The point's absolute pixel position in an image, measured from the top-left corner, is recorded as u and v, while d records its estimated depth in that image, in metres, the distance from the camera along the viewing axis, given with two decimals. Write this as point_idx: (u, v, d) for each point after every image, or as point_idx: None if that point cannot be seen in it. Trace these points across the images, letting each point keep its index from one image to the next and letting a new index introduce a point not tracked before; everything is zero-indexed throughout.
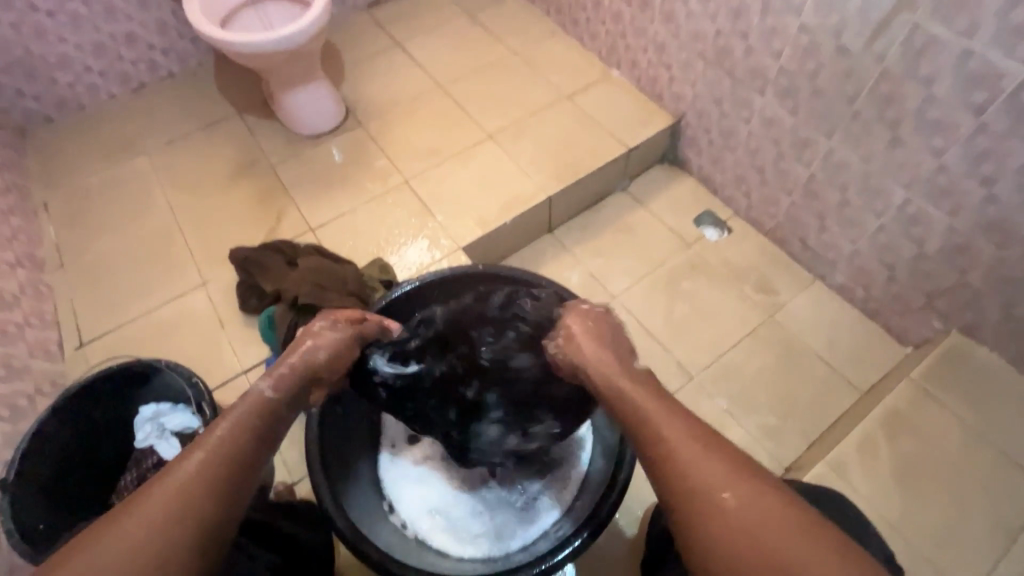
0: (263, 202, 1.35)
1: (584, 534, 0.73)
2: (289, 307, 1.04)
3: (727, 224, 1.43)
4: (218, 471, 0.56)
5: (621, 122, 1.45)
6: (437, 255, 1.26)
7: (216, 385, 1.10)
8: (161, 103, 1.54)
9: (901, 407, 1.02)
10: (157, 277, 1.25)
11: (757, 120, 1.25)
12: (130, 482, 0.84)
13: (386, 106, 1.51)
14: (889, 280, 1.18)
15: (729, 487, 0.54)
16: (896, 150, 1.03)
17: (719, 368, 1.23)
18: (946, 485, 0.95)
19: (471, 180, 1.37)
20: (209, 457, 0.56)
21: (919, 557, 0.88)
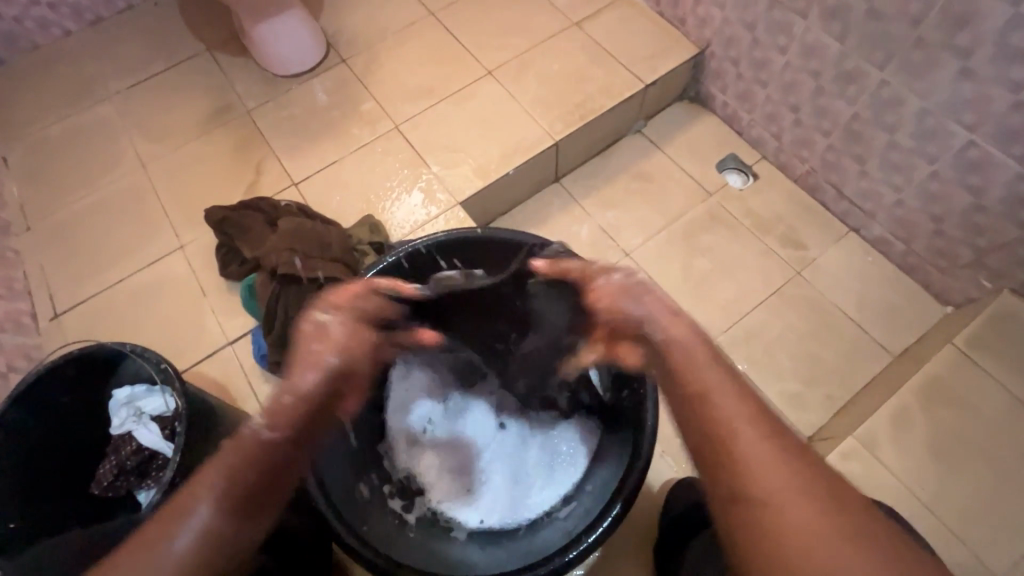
0: (240, 153, 1.22)
1: (613, 514, 0.67)
2: (271, 276, 0.97)
3: (753, 169, 1.29)
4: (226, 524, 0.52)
5: (637, 52, 1.28)
6: (434, 212, 1.15)
7: (200, 358, 1.03)
8: (120, 40, 1.37)
9: (939, 375, 0.93)
10: (131, 240, 1.15)
11: (796, 49, 1.09)
12: (108, 472, 0.79)
13: (372, 39, 1.34)
14: (935, 234, 1.06)
15: (792, 491, 0.48)
16: (964, 83, 0.88)
17: (739, 330, 1.15)
18: (986, 458, 0.88)
19: (469, 124, 1.23)
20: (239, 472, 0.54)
21: (949, 535, 0.83)
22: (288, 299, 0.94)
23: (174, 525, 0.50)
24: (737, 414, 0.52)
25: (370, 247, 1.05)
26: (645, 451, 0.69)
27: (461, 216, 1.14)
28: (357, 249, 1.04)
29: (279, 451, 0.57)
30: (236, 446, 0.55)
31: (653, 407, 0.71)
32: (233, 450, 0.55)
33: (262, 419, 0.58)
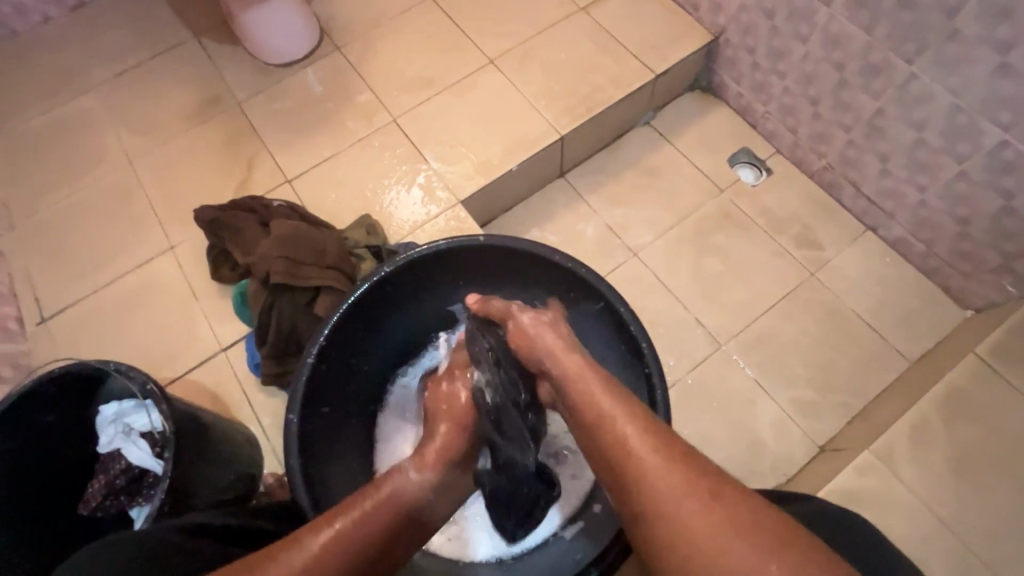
0: (231, 148, 1.17)
1: (613, 552, 0.69)
2: (263, 284, 0.93)
3: (767, 163, 1.24)
4: (374, 531, 0.54)
5: (647, 39, 1.21)
6: (434, 211, 1.10)
7: (193, 365, 0.99)
8: (103, 25, 1.31)
9: (962, 385, 0.89)
10: (118, 240, 1.10)
11: (817, 38, 1.02)
12: (97, 492, 0.76)
13: (367, 24, 1.27)
14: (960, 236, 1.01)
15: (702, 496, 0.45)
16: (1002, 80, 0.82)
17: (751, 334, 1.11)
18: (1010, 475, 0.84)
19: (471, 116, 1.17)
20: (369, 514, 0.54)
21: (971, 557, 0.79)
22: (281, 309, 0.91)
23: (323, 527, 0.51)
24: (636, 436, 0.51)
25: (367, 251, 1.01)
26: None
27: (462, 216, 1.09)
28: (354, 253, 1.00)
29: (422, 488, 0.61)
30: (394, 479, 0.59)
31: None
32: (389, 481, 0.59)
33: (410, 469, 0.62)
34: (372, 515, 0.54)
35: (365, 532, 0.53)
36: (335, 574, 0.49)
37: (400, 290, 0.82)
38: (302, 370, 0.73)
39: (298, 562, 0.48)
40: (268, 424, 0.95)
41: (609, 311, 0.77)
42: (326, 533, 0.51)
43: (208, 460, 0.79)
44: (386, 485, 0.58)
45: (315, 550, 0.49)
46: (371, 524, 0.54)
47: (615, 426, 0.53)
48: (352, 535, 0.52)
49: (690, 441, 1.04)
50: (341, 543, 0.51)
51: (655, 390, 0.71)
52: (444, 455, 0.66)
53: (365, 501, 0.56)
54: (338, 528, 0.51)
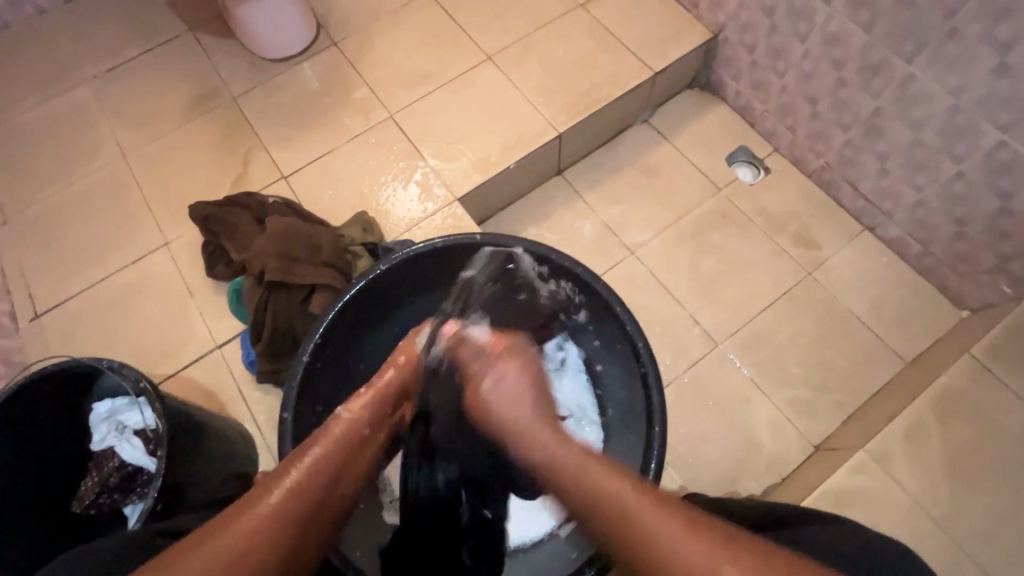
0: (226, 144, 1.16)
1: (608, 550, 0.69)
2: (258, 281, 0.93)
3: (765, 162, 1.23)
4: (323, 481, 0.55)
5: (646, 36, 1.21)
6: (431, 208, 1.09)
7: (187, 362, 0.99)
8: (97, 18, 1.29)
9: (957, 386, 0.89)
10: (112, 236, 1.09)
11: (817, 37, 1.02)
12: (91, 489, 0.76)
13: (364, 20, 1.26)
14: (957, 237, 1.01)
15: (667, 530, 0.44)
16: (1001, 80, 0.82)
17: (747, 333, 1.11)
18: (1003, 475, 0.84)
19: (468, 113, 1.16)
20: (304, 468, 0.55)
21: (965, 557, 0.79)
22: (276, 306, 0.91)
23: (261, 494, 0.51)
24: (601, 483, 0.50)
25: (363, 248, 1.00)
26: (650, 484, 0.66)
27: (459, 213, 1.09)
28: (350, 250, 0.99)
29: (361, 428, 0.63)
30: (333, 427, 0.61)
31: (660, 439, 0.68)
32: (327, 431, 0.60)
33: (342, 411, 0.64)
34: (311, 470, 0.55)
35: (313, 483, 0.54)
36: (288, 530, 0.50)
37: (398, 288, 0.82)
38: (296, 368, 0.72)
39: (247, 526, 0.48)
40: (262, 421, 0.95)
41: (607, 310, 0.77)
42: (274, 495, 0.51)
43: (201, 458, 0.78)
44: (327, 436, 0.60)
45: (264, 513, 0.49)
46: (317, 475, 0.55)
47: (615, 493, 0.49)
48: (300, 489, 0.53)
49: (686, 440, 1.04)
50: (291, 497, 0.52)
51: (651, 390, 0.71)
52: (382, 394, 0.68)
53: (309, 454, 0.57)
54: (277, 490, 0.52)
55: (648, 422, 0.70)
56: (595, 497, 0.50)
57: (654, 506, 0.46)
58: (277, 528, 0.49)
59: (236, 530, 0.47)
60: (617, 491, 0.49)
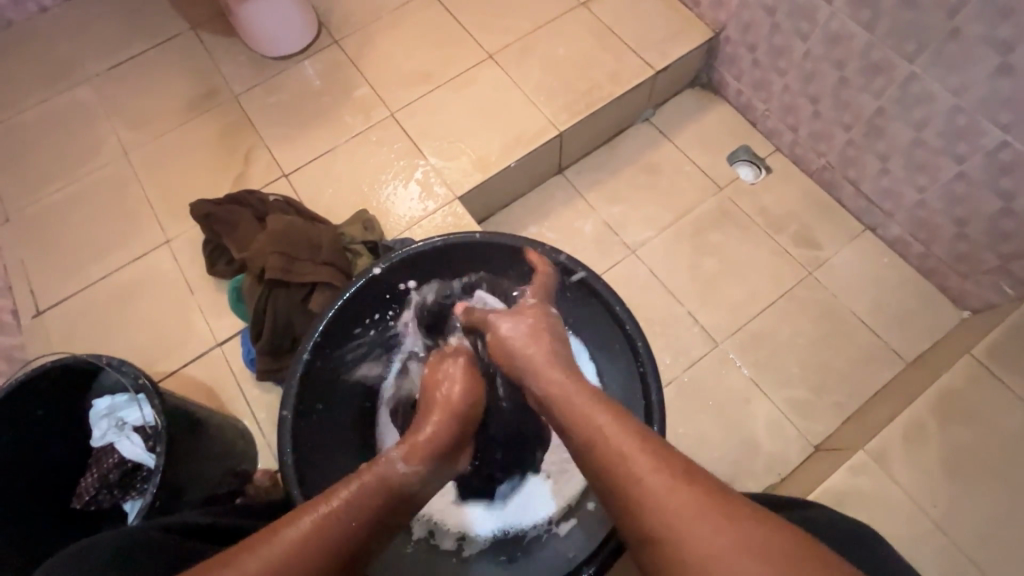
0: (227, 142, 1.16)
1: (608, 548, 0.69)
2: (258, 278, 0.93)
3: (766, 162, 1.23)
4: (359, 527, 0.51)
5: (647, 35, 1.20)
6: (431, 206, 1.09)
7: (188, 360, 0.99)
8: (100, 16, 1.29)
9: (958, 387, 0.89)
10: (114, 233, 1.10)
11: (818, 36, 1.02)
12: (90, 486, 0.76)
13: (366, 18, 1.26)
14: (958, 237, 1.01)
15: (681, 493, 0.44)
16: (1002, 80, 0.82)
17: (748, 333, 1.11)
18: (1003, 476, 0.84)
19: (469, 112, 1.16)
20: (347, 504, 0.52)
21: (964, 558, 0.79)
22: (276, 305, 0.91)
23: (302, 514, 0.49)
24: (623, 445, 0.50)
25: (363, 247, 1.00)
26: None
27: (459, 212, 1.09)
28: (349, 249, 1.00)
29: (412, 480, 0.59)
30: (378, 467, 0.57)
31: (659, 438, 0.68)
32: (374, 471, 0.57)
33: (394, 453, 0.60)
34: (353, 507, 0.52)
35: (349, 527, 0.50)
36: (315, 573, 0.46)
37: (397, 288, 0.83)
38: (296, 367, 0.73)
39: (277, 553, 0.46)
40: (262, 419, 0.95)
41: (604, 308, 0.77)
42: (307, 522, 0.48)
43: (200, 456, 0.78)
44: (372, 476, 0.56)
45: (295, 541, 0.47)
46: (356, 518, 0.51)
47: (617, 444, 0.50)
48: (336, 531, 0.49)
49: (686, 439, 1.04)
50: (323, 531, 0.48)
51: (649, 389, 0.71)
52: (438, 446, 0.64)
53: (351, 490, 0.53)
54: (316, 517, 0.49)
55: (647, 422, 0.70)
56: (600, 439, 0.51)
57: (651, 458, 0.47)
58: (305, 561, 0.46)
59: (264, 554, 0.45)
60: (614, 435, 0.51)
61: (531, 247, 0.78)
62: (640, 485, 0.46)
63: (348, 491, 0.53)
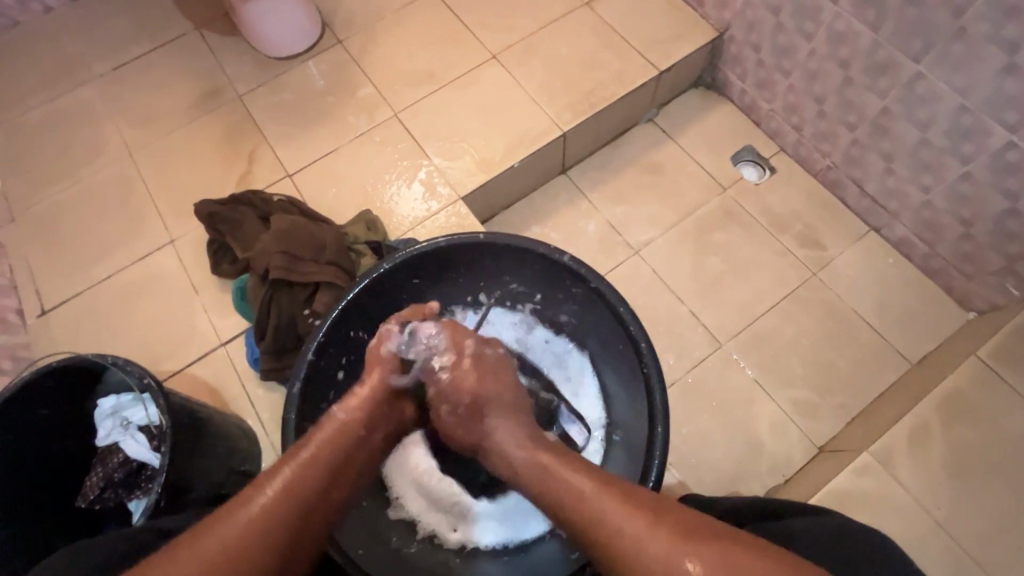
0: (231, 142, 1.16)
1: None
2: (262, 279, 0.93)
3: (770, 162, 1.23)
4: (316, 478, 0.56)
5: (651, 35, 1.20)
6: (435, 207, 1.09)
7: (192, 359, 1.00)
8: (104, 16, 1.30)
9: (962, 388, 0.89)
10: (118, 233, 1.10)
11: (823, 36, 1.01)
12: (95, 484, 0.77)
13: (369, 18, 1.26)
14: (963, 238, 1.01)
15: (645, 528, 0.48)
16: (1009, 80, 0.81)
17: (751, 333, 1.10)
18: (1008, 478, 0.84)
19: (473, 111, 1.16)
20: (301, 468, 0.56)
21: (968, 561, 0.79)
22: (280, 305, 0.91)
23: (259, 490, 0.53)
24: (581, 485, 0.54)
25: (367, 246, 1.00)
26: (651, 482, 0.67)
27: (462, 212, 1.09)
28: (353, 249, 1.00)
29: (357, 430, 0.64)
30: (325, 426, 0.62)
31: (662, 441, 0.68)
32: (321, 431, 0.61)
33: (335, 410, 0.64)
34: (307, 468, 0.57)
35: (306, 483, 0.55)
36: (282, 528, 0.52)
37: (400, 288, 0.82)
38: (300, 367, 0.73)
39: (240, 523, 0.50)
40: (267, 419, 0.95)
41: (608, 308, 0.77)
42: (266, 493, 0.53)
43: (203, 455, 0.79)
44: (320, 435, 0.61)
45: (258, 510, 0.52)
46: (311, 474, 0.56)
47: (577, 491, 0.54)
48: (294, 487, 0.54)
49: (689, 440, 1.04)
50: (283, 494, 0.54)
51: (653, 390, 0.71)
52: (375, 394, 0.67)
53: (303, 452, 0.58)
54: (273, 489, 0.54)
55: (650, 423, 0.70)
56: (561, 507, 0.55)
57: (617, 502, 0.51)
58: (271, 524, 0.51)
59: (229, 531, 0.49)
60: (582, 487, 0.54)
61: (532, 248, 0.78)
62: (612, 534, 0.49)
63: (300, 454, 0.58)
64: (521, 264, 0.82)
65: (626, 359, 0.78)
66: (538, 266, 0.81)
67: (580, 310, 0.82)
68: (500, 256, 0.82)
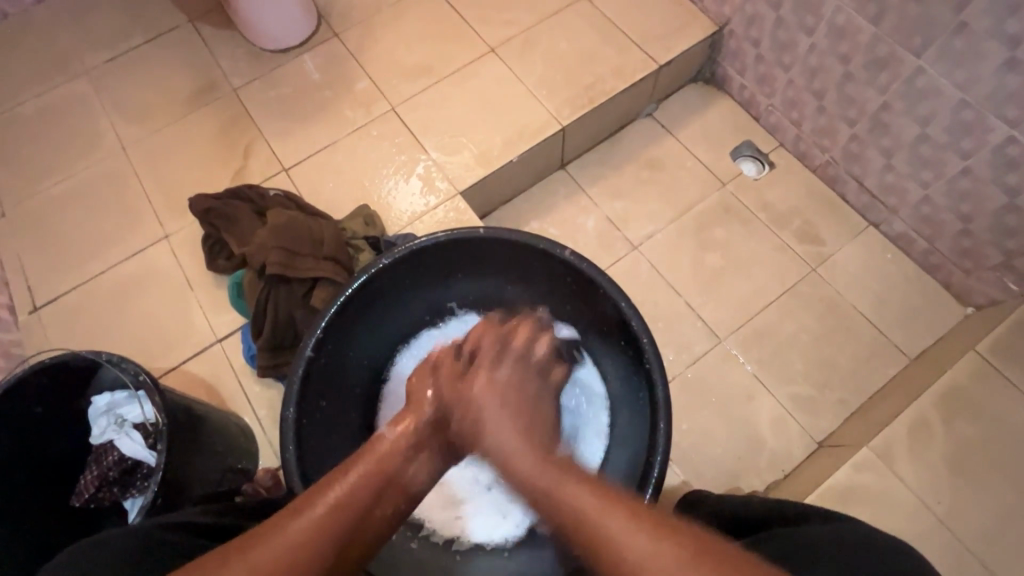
0: (226, 136, 1.15)
1: None
2: (258, 274, 0.92)
3: (769, 157, 1.22)
4: (369, 496, 0.51)
5: (650, 29, 1.19)
6: (433, 202, 1.08)
7: (188, 356, 0.98)
8: (96, 8, 1.28)
9: (962, 383, 0.89)
10: (111, 229, 1.08)
11: (823, 30, 1.01)
12: (89, 485, 0.75)
13: (365, 11, 1.25)
14: (962, 233, 1.01)
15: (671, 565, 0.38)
16: (1009, 75, 0.81)
17: (750, 329, 1.10)
18: (1007, 472, 0.84)
19: (471, 106, 1.15)
20: (360, 481, 0.52)
21: (968, 555, 0.79)
22: (277, 300, 0.90)
23: (318, 497, 0.48)
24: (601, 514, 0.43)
25: (365, 242, 0.99)
26: (654, 477, 0.66)
27: (461, 208, 1.08)
28: (351, 244, 0.99)
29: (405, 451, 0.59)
30: (377, 445, 0.58)
31: (665, 435, 0.67)
32: (371, 451, 0.57)
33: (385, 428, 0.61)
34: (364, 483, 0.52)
35: (360, 499, 0.50)
36: (337, 544, 0.46)
37: (399, 282, 0.81)
38: (298, 364, 0.72)
39: (295, 532, 0.44)
40: (264, 416, 0.94)
41: (610, 304, 0.76)
42: (321, 504, 0.48)
43: (200, 453, 0.78)
44: (368, 455, 0.56)
45: (311, 522, 0.46)
46: (366, 491, 0.51)
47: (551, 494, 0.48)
48: (347, 501, 0.49)
49: (689, 436, 1.04)
50: (342, 509, 0.48)
51: (655, 386, 0.70)
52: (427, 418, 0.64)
53: (356, 469, 0.53)
54: (335, 498, 0.49)
55: (652, 419, 0.70)
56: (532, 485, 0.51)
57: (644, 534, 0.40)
58: (326, 537, 0.45)
59: (286, 537, 0.44)
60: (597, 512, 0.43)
61: (534, 242, 0.77)
62: (587, 530, 0.43)
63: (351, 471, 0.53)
64: (529, 259, 0.80)
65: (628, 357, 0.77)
66: (545, 262, 0.80)
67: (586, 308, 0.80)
68: (508, 251, 0.81)
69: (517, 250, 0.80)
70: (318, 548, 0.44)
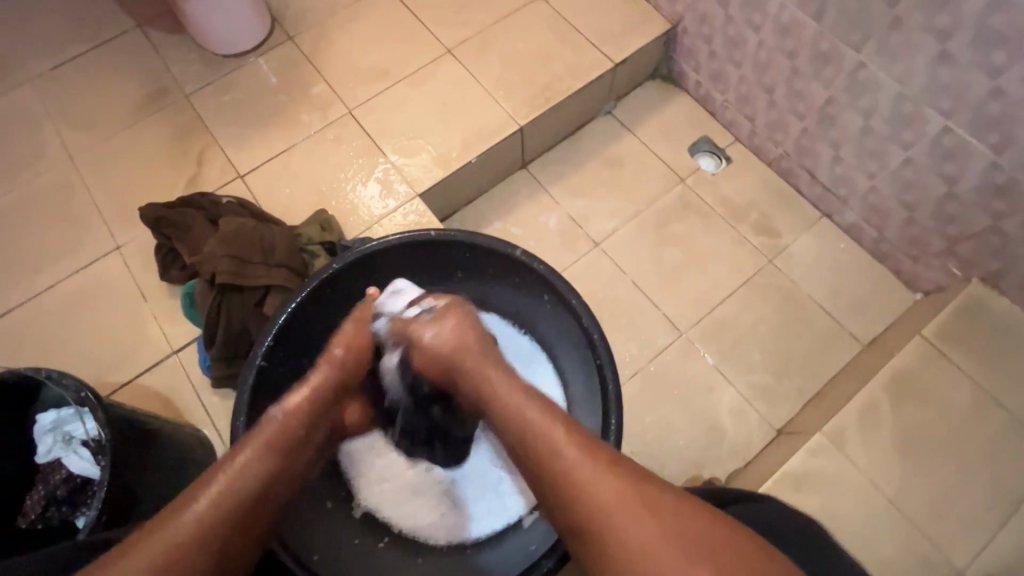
0: (180, 143, 1.12)
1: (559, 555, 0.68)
2: (208, 284, 0.91)
3: (725, 152, 1.25)
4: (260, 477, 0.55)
5: (605, 27, 1.20)
6: (392, 205, 1.08)
7: (142, 369, 0.96)
8: (40, 14, 1.24)
9: (908, 367, 0.92)
10: (60, 241, 1.06)
11: (770, 27, 1.03)
12: (37, 502, 0.74)
13: (321, 13, 1.23)
14: (908, 222, 1.04)
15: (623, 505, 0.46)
16: (942, 68, 0.84)
17: (710, 321, 1.12)
18: (952, 454, 0.87)
19: (428, 108, 1.15)
20: (243, 469, 0.54)
21: (911, 531, 0.82)
22: (229, 309, 0.89)
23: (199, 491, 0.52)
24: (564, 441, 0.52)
25: (320, 247, 0.98)
26: None
27: (421, 210, 1.07)
28: (306, 250, 0.97)
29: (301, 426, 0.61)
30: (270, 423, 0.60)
31: (617, 427, 0.68)
32: (257, 432, 0.58)
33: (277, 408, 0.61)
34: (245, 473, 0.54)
35: (245, 483, 0.54)
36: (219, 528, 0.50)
37: (352, 291, 0.81)
38: (247, 373, 0.71)
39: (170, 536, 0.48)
40: (223, 425, 0.93)
41: (562, 301, 0.77)
42: (200, 499, 0.51)
43: (151, 468, 0.76)
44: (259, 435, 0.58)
45: (190, 516, 0.50)
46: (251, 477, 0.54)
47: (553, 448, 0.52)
48: (229, 497, 0.52)
49: (652, 429, 1.05)
50: (221, 498, 0.52)
51: (607, 380, 0.71)
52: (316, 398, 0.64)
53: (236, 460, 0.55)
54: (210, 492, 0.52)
55: (605, 414, 0.70)
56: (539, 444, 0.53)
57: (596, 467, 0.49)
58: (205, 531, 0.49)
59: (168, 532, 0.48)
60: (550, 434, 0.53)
61: (485, 244, 0.78)
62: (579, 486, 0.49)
63: (233, 462, 0.55)
64: (484, 261, 0.81)
65: (582, 353, 0.78)
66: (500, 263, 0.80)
67: (546, 308, 0.81)
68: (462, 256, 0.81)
69: (466, 252, 0.81)
70: (197, 550, 0.48)
